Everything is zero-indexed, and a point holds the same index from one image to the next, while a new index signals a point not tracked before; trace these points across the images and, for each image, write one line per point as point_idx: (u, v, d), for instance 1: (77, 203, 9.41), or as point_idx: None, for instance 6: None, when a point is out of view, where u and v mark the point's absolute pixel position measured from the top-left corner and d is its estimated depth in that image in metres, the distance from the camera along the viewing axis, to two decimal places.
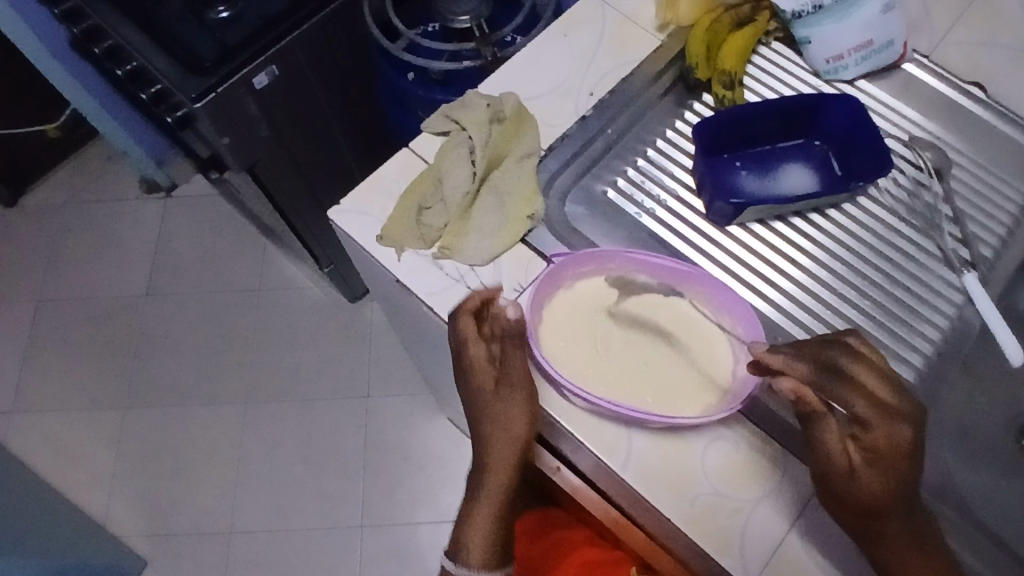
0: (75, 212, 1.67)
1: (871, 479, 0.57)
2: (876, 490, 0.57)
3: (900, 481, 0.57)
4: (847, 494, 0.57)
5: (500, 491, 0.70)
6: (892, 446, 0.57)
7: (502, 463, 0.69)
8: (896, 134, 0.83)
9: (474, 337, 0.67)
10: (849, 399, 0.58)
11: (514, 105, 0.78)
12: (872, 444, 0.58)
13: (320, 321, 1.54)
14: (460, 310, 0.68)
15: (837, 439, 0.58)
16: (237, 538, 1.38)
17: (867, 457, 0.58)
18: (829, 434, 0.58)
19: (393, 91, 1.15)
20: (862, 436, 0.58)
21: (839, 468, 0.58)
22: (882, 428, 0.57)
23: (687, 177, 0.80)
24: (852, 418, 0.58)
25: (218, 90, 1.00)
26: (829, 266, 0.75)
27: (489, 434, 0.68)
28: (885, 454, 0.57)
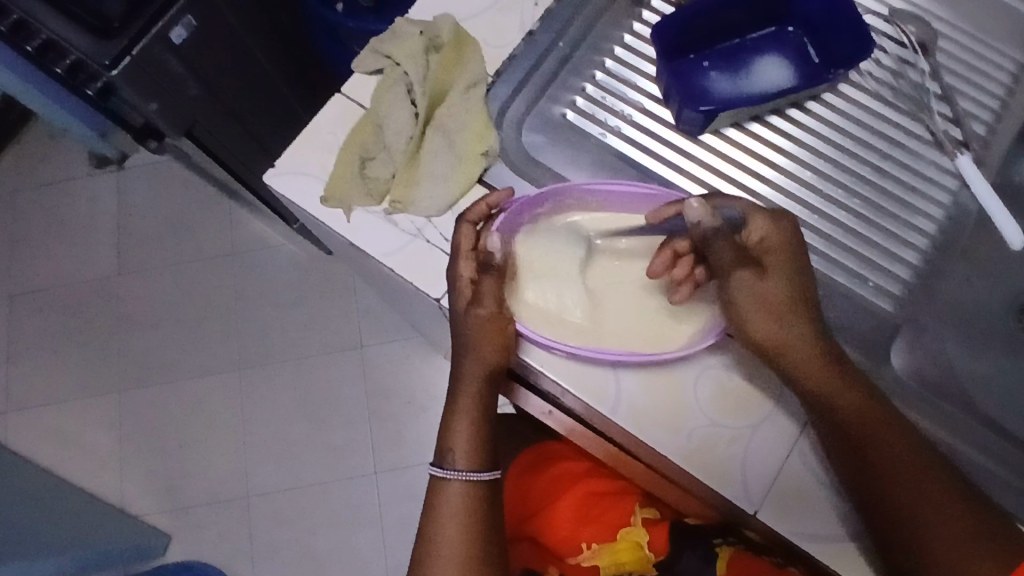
0: (25, 198, 1.58)
1: (774, 275, 0.59)
2: (778, 288, 0.59)
3: (799, 275, 0.59)
4: (755, 304, 0.59)
5: (478, 416, 0.63)
6: (782, 240, 0.59)
7: (477, 388, 0.63)
8: (876, 9, 0.75)
9: (464, 247, 0.61)
10: (731, 205, 0.60)
11: (451, 28, 0.70)
12: (765, 241, 0.59)
13: (298, 276, 1.49)
14: (463, 220, 0.62)
15: (728, 245, 0.60)
16: (253, 501, 1.38)
17: (766, 258, 0.59)
18: (725, 244, 0.60)
19: (326, 26, 1.07)
20: (753, 235, 0.60)
21: (738, 273, 0.59)
22: (767, 219, 0.59)
23: (652, 86, 0.73)
24: (740, 221, 0.60)
25: (133, 53, 0.92)
26: (813, 165, 0.70)
27: (464, 356, 0.62)
28: (778, 249, 0.59)
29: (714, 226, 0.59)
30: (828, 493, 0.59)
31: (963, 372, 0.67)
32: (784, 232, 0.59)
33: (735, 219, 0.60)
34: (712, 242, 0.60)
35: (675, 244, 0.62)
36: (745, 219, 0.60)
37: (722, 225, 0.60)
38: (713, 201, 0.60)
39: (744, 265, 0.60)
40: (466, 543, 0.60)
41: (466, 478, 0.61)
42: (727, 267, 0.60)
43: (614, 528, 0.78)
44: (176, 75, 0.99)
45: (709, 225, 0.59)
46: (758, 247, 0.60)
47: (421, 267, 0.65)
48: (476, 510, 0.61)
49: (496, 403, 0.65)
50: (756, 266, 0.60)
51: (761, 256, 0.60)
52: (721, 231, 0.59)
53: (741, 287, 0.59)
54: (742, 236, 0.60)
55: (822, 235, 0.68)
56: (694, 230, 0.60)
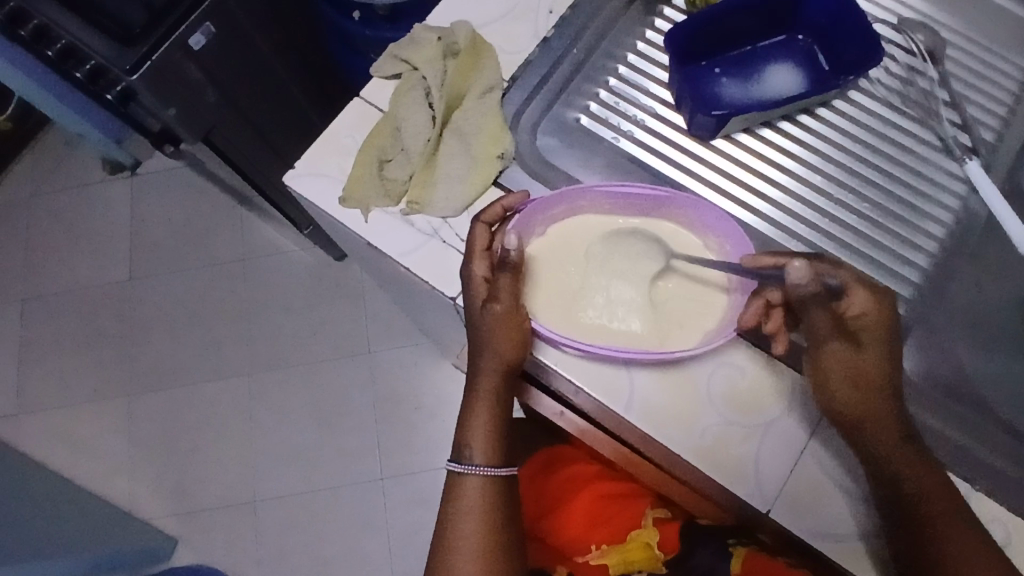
0: (41, 203, 1.60)
1: (869, 348, 0.58)
2: (870, 363, 0.58)
3: (891, 350, 0.58)
4: (846, 370, 0.58)
5: (495, 413, 0.64)
6: (880, 318, 0.58)
7: (494, 385, 0.63)
8: (884, 17, 0.77)
9: (478, 247, 0.63)
10: (832, 271, 0.58)
11: (467, 34, 0.72)
12: (862, 314, 0.58)
13: (309, 282, 1.50)
14: (478, 221, 0.64)
15: (827, 315, 0.57)
16: (261, 506, 1.39)
17: (860, 332, 0.58)
18: (822, 314, 0.57)
19: (341, 33, 1.09)
20: (851, 309, 0.58)
21: (833, 345, 0.58)
22: (867, 295, 0.58)
23: (664, 92, 0.74)
24: (840, 291, 0.58)
25: (152, 59, 0.94)
26: (824, 170, 0.71)
27: (480, 353, 0.63)
28: (876, 325, 0.58)
29: (813, 293, 0.56)
30: (838, 491, 0.60)
31: (975, 378, 0.67)
32: (880, 307, 0.58)
33: (835, 285, 0.58)
34: (810, 310, 0.57)
35: (767, 293, 0.60)
36: (845, 290, 0.58)
37: (820, 294, 0.57)
38: (819, 266, 0.58)
39: (839, 338, 0.58)
40: (484, 537, 0.61)
41: (484, 473, 0.62)
42: (821, 337, 0.58)
43: (625, 529, 0.79)
44: (194, 82, 1.00)
45: (812, 292, 0.56)
46: (856, 321, 0.58)
47: (437, 266, 0.66)
48: (494, 504, 0.62)
49: (512, 401, 0.65)
50: (851, 340, 0.58)
51: (858, 330, 0.58)
52: (821, 301, 0.57)
53: (835, 361, 0.58)
54: (842, 307, 0.58)
55: (831, 238, 0.69)
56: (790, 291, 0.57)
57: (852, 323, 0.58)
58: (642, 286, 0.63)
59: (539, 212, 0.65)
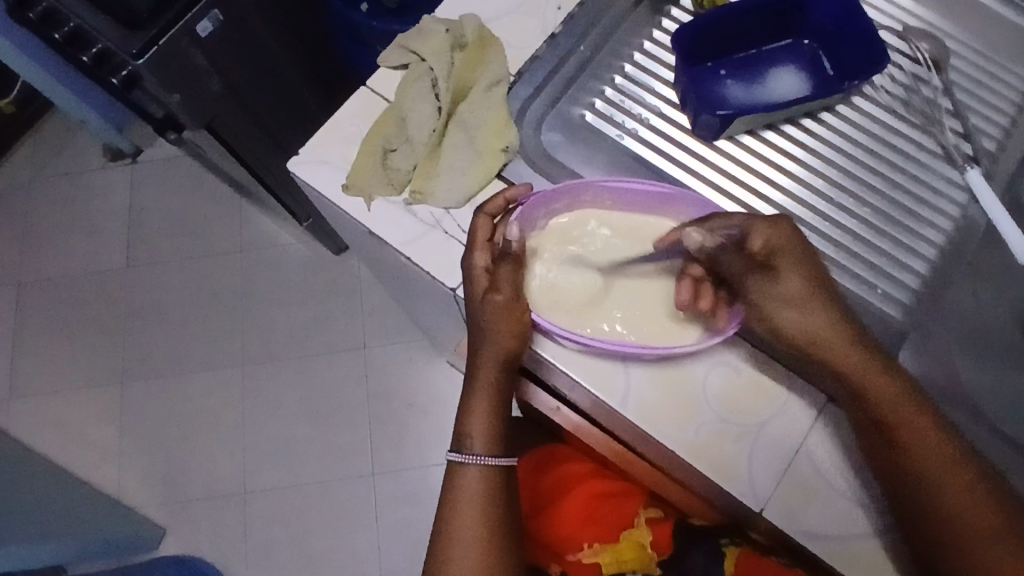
0: (39, 188, 1.60)
1: (788, 274, 0.59)
2: (796, 284, 0.59)
3: (812, 265, 0.59)
4: (778, 300, 0.59)
5: (494, 405, 0.64)
6: (784, 238, 0.59)
7: (493, 377, 0.63)
8: (890, 25, 0.77)
9: (480, 237, 0.63)
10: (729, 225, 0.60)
11: (476, 28, 0.72)
12: (769, 245, 0.59)
13: (306, 276, 1.50)
14: (482, 212, 0.64)
15: (738, 258, 0.60)
16: (251, 498, 1.38)
17: (773, 259, 0.60)
18: (732, 256, 0.60)
19: (348, 25, 1.09)
20: (757, 244, 0.60)
21: (750, 280, 0.60)
22: (767, 227, 0.59)
23: (669, 92, 0.74)
24: (742, 236, 0.60)
25: (159, 44, 0.93)
26: (826, 173, 0.71)
27: (480, 344, 0.63)
28: (785, 247, 0.59)
29: (717, 246, 0.60)
30: (832, 492, 0.60)
31: (970, 387, 0.67)
32: (785, 231, 0.59)
33: (736, 234, 0.60)
34: (721, 258, 0.60)
35: (691, 271, 0.63)
36: (745, 232, 0.60)
37: (725, 243, 0.60)
38: (713, 224, 0.60)
39: (753, 271, 0.60)
40: (482, 528, 0.61)
41: (483, 463, 0.63)
42: (740, 278, 0.61)
43: (617, 528, 0.79)
44: (200, 69, 1.01)
45: (713, 246, 0.60)
46: (765, 256, 0.60)
47: (438, 256, 0.67)
48: (492, 495, 0.62)
49: (511, 393, 0.65)
50: (767, 270, 0.60)
51: (769, 261, 0.60)
52: (727, 248, 0.60)
53: (763, 295, 0.59)
54: (747, 247, 0.60)
55: (831, 241, 0.69)
56: (699, 252, 0.61)
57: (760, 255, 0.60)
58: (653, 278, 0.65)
59: (541, 207, 0.65)
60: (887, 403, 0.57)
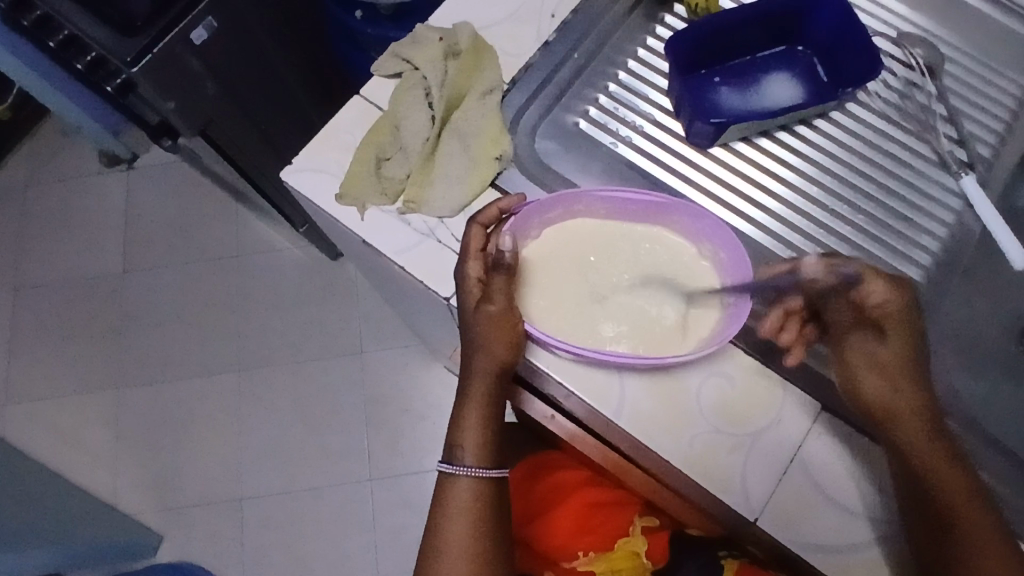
0: (35, 194, 1.59)
1: (892, 339, 0.59)
2: (895, 351, 0.59)
3: (917, 338, 0.60)
4: (871, 362, 0.60)
5: (487, 415, 0.64)
6: (900, 303, 0.59)
7: (486, 387, 0.63)
8: (883, 32, 0.77)
9: (473, 248, 0.63)
10: (849, 266, 0.59)
11: (469, 36, 0.72)
12: (883, 305, 0.59)
13: (302, 281, 1.50)
14: (474, 222, 0.64)
15: (847, 305, 0.61)
16: (247, 504, 1.38)
17: (884, 321, 0.60)
18: (843, 305, 0.61)
19: (344, 30, 1.09)
20: (871, 299, 0.59)
21: (853, 334, 0.61)
22: (886, 285, 0.59)
23: (663, 99, 0.74)
24: (856, 283, 0.60)
25: (153, 51, 0.93)
26: (820, 181, 0.71)
27: (474, 355, 0.62)
28: (897, 312, 0.59)
29: (831, 286, 0.61)
30: (825, 503, 0.59)
31: (963, 395, 0.67)
32: (902, 298, 0.59)
33: (851, 283, 0.60)
34: (829, 302, 0.61)
35: (788, 302, 0.63)
36: (862, 281, 0.59)
37: (838, 287, 0.61)
38: (835, 261, 0.60)
39: (862, 326, 0.61)
40: (472, 540, 0.60)
41: (475, 474, 0.62)
42: (843, 326, 0.62)
43: (611, 537, 0.79)
44: (195, 76, 1.00)
45: (826, 284, 0.61)
46: (877, 311, 0.59)
47: (432, 266, 0.66)
48: (483, 507, 0.62)
49: (505, 403, 0.65)
50: (874, 328, 0.60)
51: (878, 319, 0.60)
52: (836, 291, 0.61)
53: (859, 348, 0.60)
54: (860, 298, 0.60)
55: (827, 249, 0.69)
56: (808, 286, 0.61)
57: (872, 311, 0.60)
58: (656, 306, 0.64)
59: (535, 219, 0.65)
60: (953, 488, 0.56)
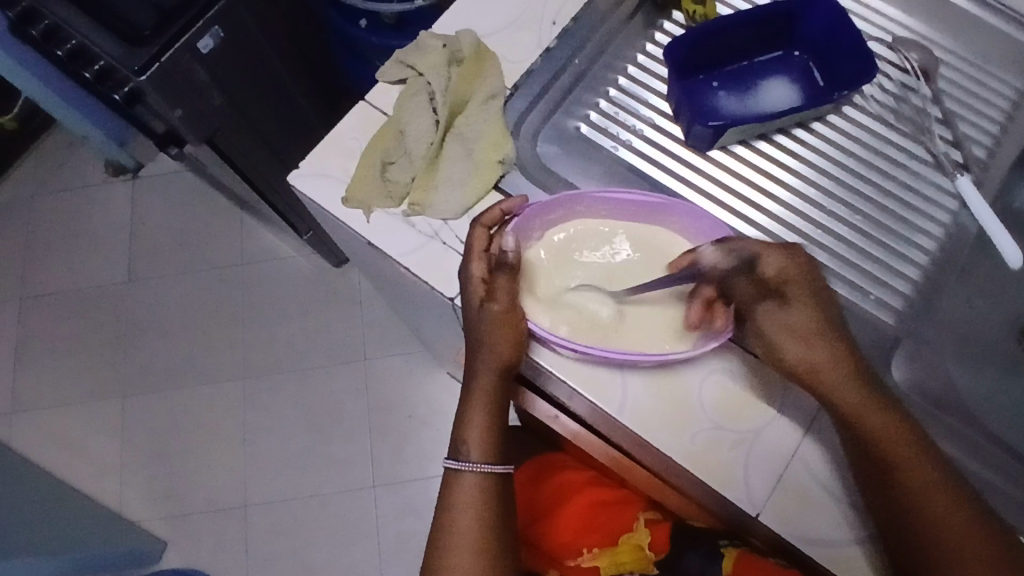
0: (42, 204, 1.61)
1: (795, 305, 0.60)
2: (805, 317, 0.59)
3: (818, 299, 0.60)
4: (785, 330, 0.60)
5: (492, 412, 0.65)
6: (795, 268, 0.60)
7: (491, 386, 0.64)
8: (879, 37, 0.78)
9: (477, 248, 0.64)
10: (744, 246, 0.61)
11: (472, 43, 0.74)
12: (782, 273, 0.60)
13: (306, 288, 1.51)
14: (478, 223, 0.65)
15: (747, 282, 0.61)
16: (252, 511, 1.38)
17: (785, 288, 0.60)
18: (741, 282, 0.61)
19: (348, 39, 1.11)
20: (769, 271, 0.60)
21: (761, 306, 0.61)
22: (778, 254, 0.60)
23: (662, 104, 0.75)
24: (753, 259, 0.60)
25: (161, 61, 0.95)
26: (818, 182, 0.72)
27: (478, 353, 0.63)
28: (796, 277, 0.60)
29: (733, 268, 0.61)
30: (826, 498, 0.60)
31: (960, 392, 0.68)
32: (798, 261, 0.60)
33: (748, 260, 0.60)
34: (731, 282, 0.61)
35: (703, 291, 0.63)
36: (757, 258, 0.60)
37: (736, 266, 0.61)
38: (728, 244, 0.61)
39: (764, 298, 0.61)
40: (478, 535, 0.61)
41: (480, 470, 0.63)
42: (749, 304, 0.61)
43: (616, 533, 0.79)
44: (201, 85, 1.02)
45: (727, 265, 0.61)
46: (777, 283, 0.60)
47: (437, 267, 0.68)
48: (489, 502, 0.63)
49: (509, 401, 0.66)
50: (777, 296, 0.61)
51: (780, 288, 0.60)
52: (736, 271, 0.61)
53: (768, 320, 0.60)
54: (759, 272, 0.60)
55: (825, 249, 0.70)
56: (711, 274, 0.62)
57: (772, 284, 0.60)
58: (657, 306, 0.65)
59: (536, 222, 0.66)
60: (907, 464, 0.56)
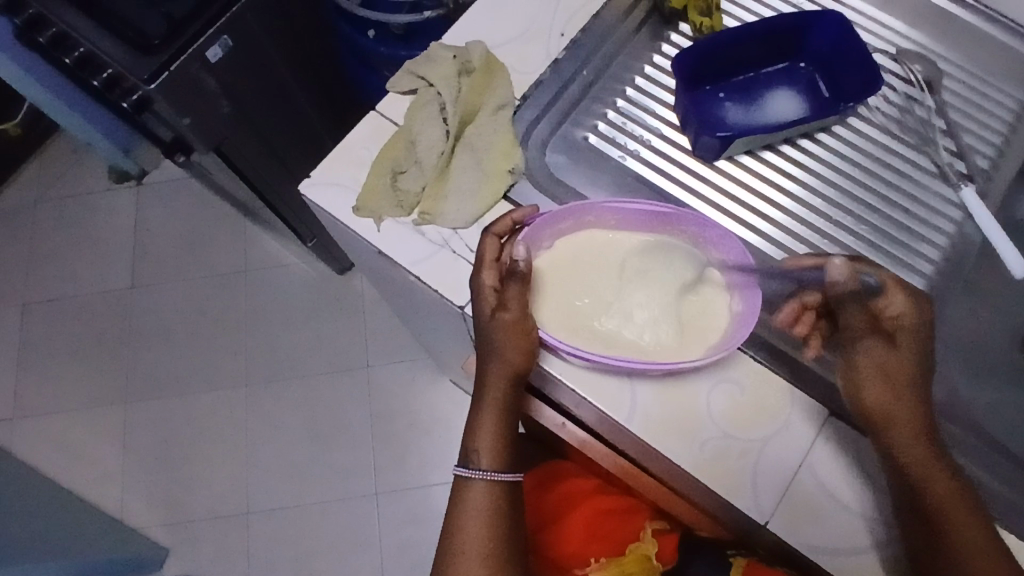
0: (46, 210, 1.62)
1: (902, 348, 0.59)
2: (904, 360, 0.59)
3: (924, 355, 0.60)
4: (880, 369, 0.59)
5: (502, 420, 0.65)
6: (915, 318, 0.59)
7: (502, 394, 0.64)
8: (883, 48, 0.79)
9: (488, 258, 0.65)
10: (875, 272, 0.60)
11: (482, 54, 0.74)
12: (898, 316, 0.60)
13: (310, 295, 1.52)
14: (489, 233, 0.66)
15: (861, 313, 0.61)
16: (254, 518, 1.38)
17: (897, 331, 0.60)
18: (854, 308, 0.61)
19: (356, 49, 1.12)
20: (890, 309, 0.60)
21: (867, 341, 0.60)
22: (906, 300, 0.60)
23: (669, 114, 0.76)
24: (879, 290, 0.60)
25: (170, 69, 0.95)
26: (824, 193, 0.73)
27: (489, 361, 0.64)
28: (909, 326, 0.59)
29: (852, 290, 0.60)
30: (833, 507, 0.61)
31: (966, 402, 0.69)
32: (920, 315, 0.60)
33: (873, 287, 0.61)
34: (845, 306, 0.61)
35: (805, 297, 0.63)
36: (885, 288, 0.60)
37: (857, 290, 0.60)
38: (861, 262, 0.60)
39: (872, 334, 0.60)
40: (488, 543, 0.61)
41: (490, 478, 0.63)
42: (855, 333, 0.61)
43: (622, 542, 0.80)
44: (209, 94, 1.02)
45: (849, 287, 0.60)
46: (891, 321, 0.60)
47: (446, 276, 0.68)
48: (498, 510, 0.63)
49: (520, 409, 0.67)
50: (886, 338, 0.60)
51: (893, 328, 0.60)
52: (854, 296, 0.61)
53: (869, 355, 0.59)
54: (880, 307, 0.60)
55: (831, 258, 0.70)
56: (830, 288, 0.61)
57: (886, 319, 0.60)
58: (665, 307, 0.65)
59: (546, 230, 0.67)
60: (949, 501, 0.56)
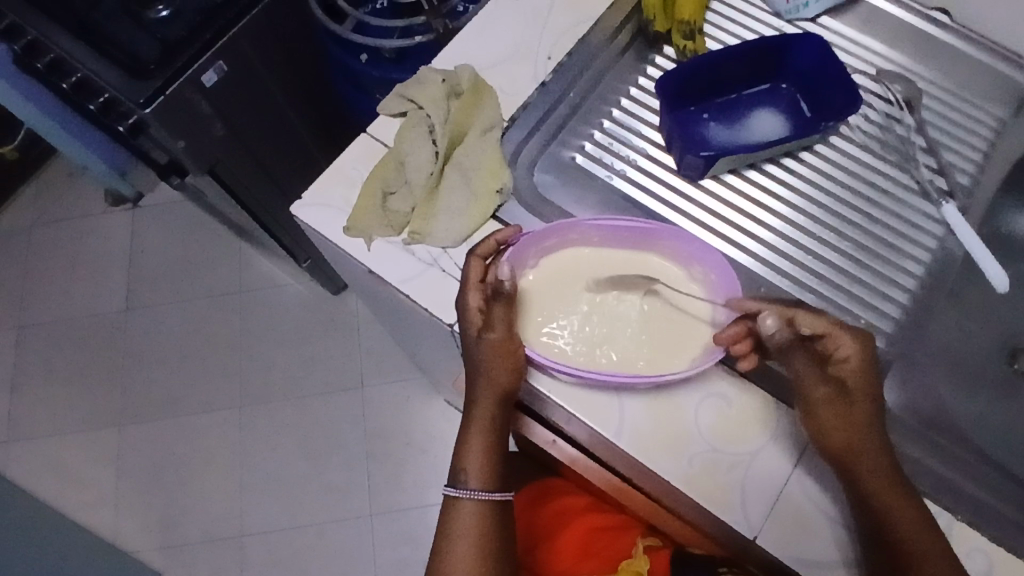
0: (41, 233, 1.62)
1: (854, 394, 0.60)
2: (861, 407, 0.60)
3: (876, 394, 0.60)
4: (837, 416, 0.59)
5: (491, 436, 0.66)
6: (861, 360, 0.60)
7: (491, 411, 0.65)
8: (863, 69, 0.81)
9: (473, 278, 0.65)
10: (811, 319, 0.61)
11: (471, 77, 0.76)
12: (846, 360, 0.60)
13: (304, 316, 1.52)
14: (473, 254, 0.67)
15: (807, 360, 0.61)
16: (248, 541, 1.37)
17: (846, 376, 0.60)
18: (801, 358, 0.62)
19: (349, 72, 1.14)
20: (837, 352, 0.60)
21: (819, 390, 0.61)
22: (852, 340, 0.60)
23: (655, 134, 0.78)
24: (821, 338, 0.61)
25: (165, 93, 0.96)
26: (807, 210, 0.74)
27: (477, 379, 0.65)
28: (861, 369, 0.60)
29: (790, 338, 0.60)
30: (822, 522, 0.61)
31: (953, 414, 0.70)
32: (865, 355, 0.60)
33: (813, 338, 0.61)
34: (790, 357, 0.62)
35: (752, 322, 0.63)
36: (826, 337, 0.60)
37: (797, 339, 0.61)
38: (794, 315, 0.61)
39: (825, 382, 0.61)
40: (477, 562, 0.62)
41: (479, 497, 0.64)
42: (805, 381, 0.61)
43: (613, 561, 0.79)
44: (204, 117, 1.04)
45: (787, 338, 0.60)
46: (840, 365, 0.60)
47: (436, 294, 0.69)
48: (487, 529, 0.63)
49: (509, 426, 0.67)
50: (838, 384, 0.60)
51: (843, 374, 0.60)
52: (797, 345, 0.61)
53: (823, 406, 0.60)
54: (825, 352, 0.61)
55: (815, 274, 0.72)
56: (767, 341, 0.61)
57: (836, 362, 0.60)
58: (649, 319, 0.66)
59: (529, 248, 0.68)
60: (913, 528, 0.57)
